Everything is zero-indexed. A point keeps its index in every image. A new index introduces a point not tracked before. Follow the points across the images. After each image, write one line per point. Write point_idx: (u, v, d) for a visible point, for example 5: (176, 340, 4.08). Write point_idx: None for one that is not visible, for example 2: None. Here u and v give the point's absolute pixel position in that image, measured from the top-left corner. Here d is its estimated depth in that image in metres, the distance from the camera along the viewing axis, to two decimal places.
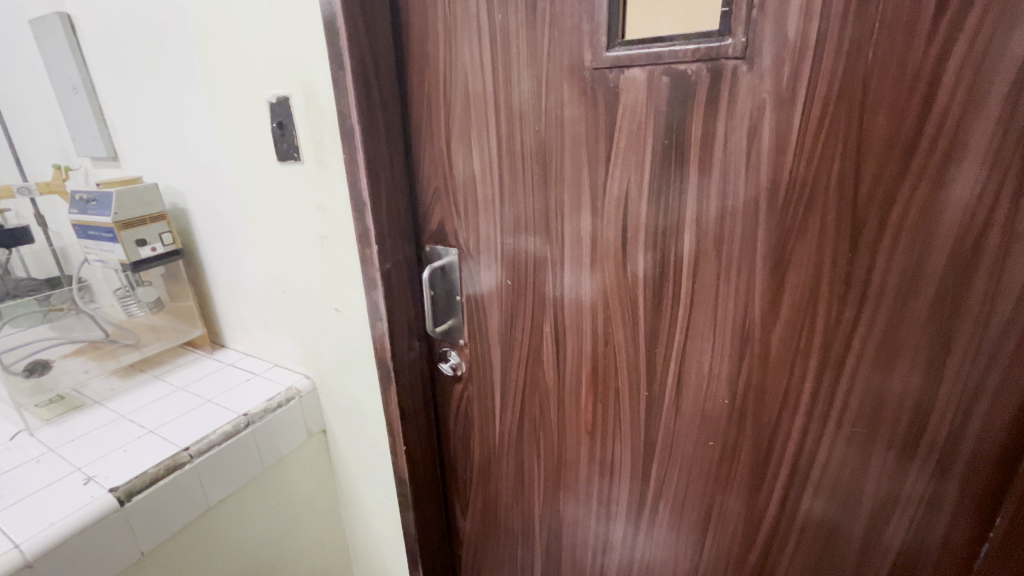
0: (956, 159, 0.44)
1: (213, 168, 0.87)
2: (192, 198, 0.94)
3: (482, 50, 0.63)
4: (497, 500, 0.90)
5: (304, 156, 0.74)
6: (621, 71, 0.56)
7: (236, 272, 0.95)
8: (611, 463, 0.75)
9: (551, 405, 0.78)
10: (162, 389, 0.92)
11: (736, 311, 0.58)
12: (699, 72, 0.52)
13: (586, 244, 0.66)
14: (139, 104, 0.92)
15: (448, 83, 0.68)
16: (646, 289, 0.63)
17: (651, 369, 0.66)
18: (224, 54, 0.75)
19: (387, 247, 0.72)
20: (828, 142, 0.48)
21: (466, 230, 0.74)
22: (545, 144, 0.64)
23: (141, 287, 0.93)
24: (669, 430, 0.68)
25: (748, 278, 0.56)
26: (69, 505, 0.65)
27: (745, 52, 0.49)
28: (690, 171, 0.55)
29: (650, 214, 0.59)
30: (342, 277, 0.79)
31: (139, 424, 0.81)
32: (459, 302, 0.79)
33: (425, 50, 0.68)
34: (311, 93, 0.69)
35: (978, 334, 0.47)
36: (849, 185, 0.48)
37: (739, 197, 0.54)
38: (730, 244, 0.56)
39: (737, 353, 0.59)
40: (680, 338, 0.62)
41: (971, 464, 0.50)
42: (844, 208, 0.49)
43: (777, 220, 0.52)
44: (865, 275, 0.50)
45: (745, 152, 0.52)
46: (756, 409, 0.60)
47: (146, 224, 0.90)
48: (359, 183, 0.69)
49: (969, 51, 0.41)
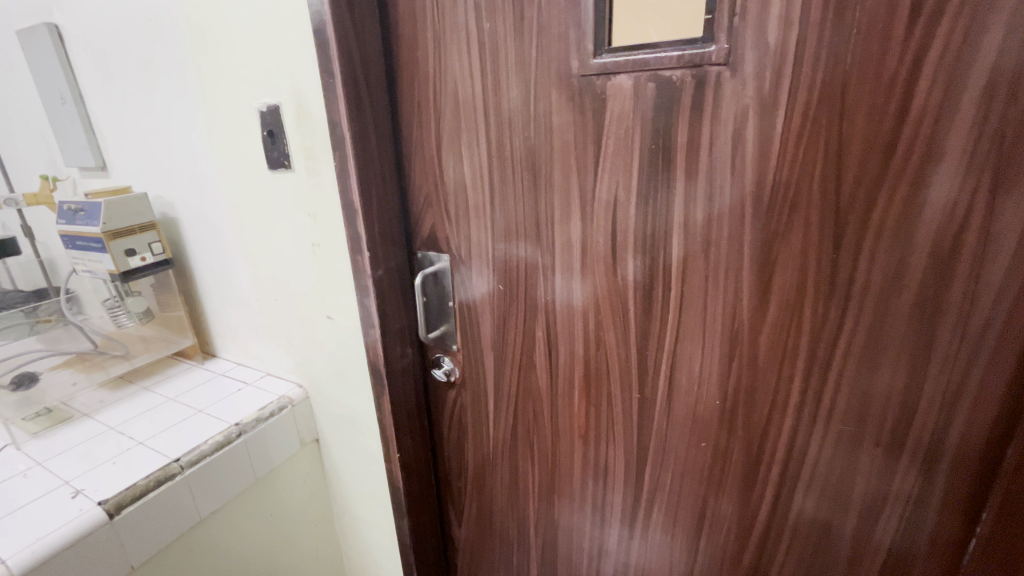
0: (935, 161, 0.45)
1: (203, 176, 0.87)
2: (182, 207, 0.93)
3: (471, 58, 0.64)
4: (491, 506, 0.89)
5: (295, 164, 0.74)
6: (608, 78, 0.57)
7: (227, 281, 0.94)
8: (605, 467, 0.75)
9: (544, 410, 0.78)
10: (152, 400, 0.90)
11: (725, 313, 0.58)
12: (684, 78, 0.53)
13: (576, 250, 0.66)
14: (128, 114, 0.92)
15: (437, 91, 0.68)
16: (635, 293, 0.64)
17: (643, 373, 0.67)
18: (214, 62, 0.75)
19: (379, 253, 0.73)
20: (811, 145, 0.49)
21: (457, 236, 0.75)
22: (534, 151, 0.65)
23: (131, 297, 0.93)
24: (661, 434, 0.68)
25: (736, 280, 0.57)
26: (56, 520, 0.64)
27: (728, 58, 0.50)
28: (677, 175, 0.56)
29: (639, 219, 0.60)
30: (333, 284, 0.79)
31: (129, 436, 0.81)
32: (451, 308, 0.80)
33: (415, 58, 0.68)
34: (301, 102, 0.69)
35: (960, 331, 0.48)
36: (831, 187, 0.49)
37: (725, 201, 0.54)
38: (717, 248, 0.57)
39: (726, 355, 0.60)
40: (671, 340, 0.63)
41: (957, 459, 0.51)
42: (827, 210, 0.50)
43: (763, 222, 0.53)
44: (850, 275, 0.51)
45: (731, 155, 0.53)
46: (746, 410, 0.61)
47: (135, 233, 0.89)
48: (350, 190, 0.69)
49: (944, 56, 0.42)
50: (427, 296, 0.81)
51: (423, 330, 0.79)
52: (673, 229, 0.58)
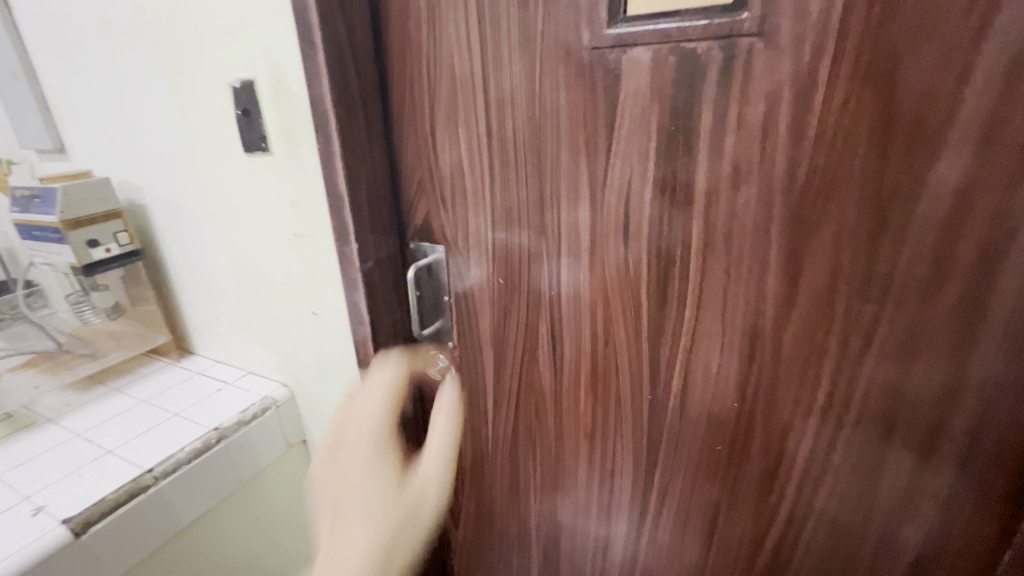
0: (992, 145, 0.40)
1: (173, 160, 0.79)
2: (150, 194, 0.85)
3: (469, 29, 0.58)
4: (491, 506, 0.86)
5: (273, 147, 0.67)
6: (623, 50, 0.51)
7: (202, 274, 0.86)
8: (611, 468, 0.71)
9: (548, 409, 0.74)
10: (123, 402, 0.83)
11: (747, 309, 0.54)
12: (710, 51, 0.47)
13: (584, 241, 0.61)
14: (88, 91, 0.84)
15: (431, 66, 0.62)
16: (649, 287, 0.59)
17: (655, 371, 0.62)
18: (182, 33, 0.67)
19: (369, 244, 0.67)
20: (852, 126, 0.44)
21: (454, 226, 0.69)
22: (539, 133, 0.59)
23: (95, 292, 0.87)
24: (673, 435, 0.64)
25: (761, 274, 0.52)
26: (15, 541, 0.58)
27: (761, 27, 0.45)
28: (699, 161, 0.51)
29: (654, 209, 0.55)
30: (319, 278, 0.72)
31: (98, 444, 0.74)
32: (447, 302, 0.74)
33: (406, 28, 0.62)
34: (278, 76, 0.62)
35: (1007, 331, 0.44)
36: (872, 173, 0.45)
37: (752, 188, 0.50)
38: (741, 239, 0.52)
39: (747, 354, 0.56)
40: (687, 336, 0.59)
41: (994, 462, 0.48)
42: (866, 198, 0.46)
43: (792, 210, 0.49)
44: (887, 269, 0.47)
45: (760, 137, 0.48)
46: (767, 411, 0.57)
47: (98, 222, 0.81)
48: (335, 175, 0.63)
49: (1011, 25, 0.37)
50: (421, 288, 0.75)
51: (416, 326, 0.73)
52: (690, 218, 0.54)
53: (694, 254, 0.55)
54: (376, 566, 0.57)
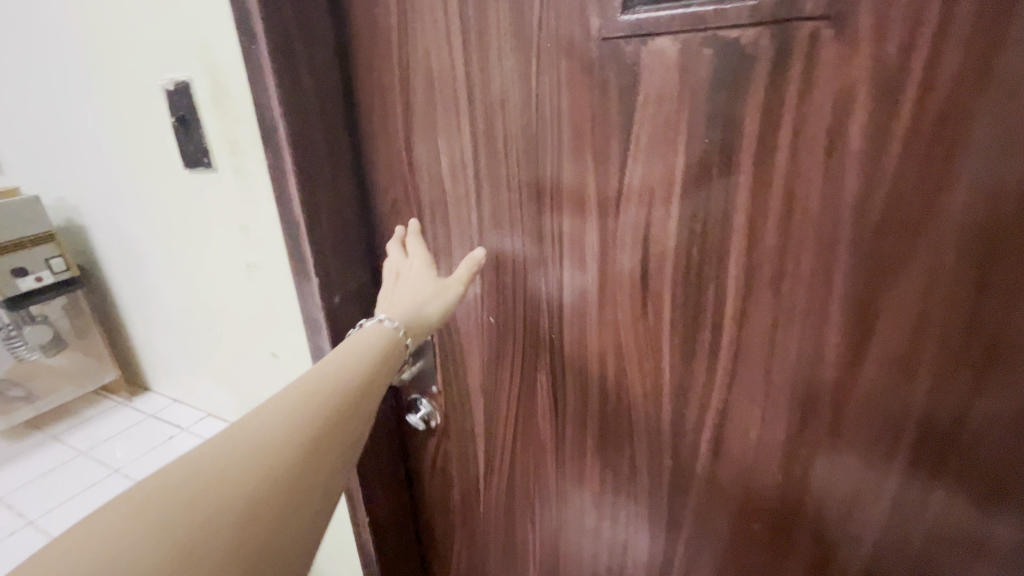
0: None
1: (110, 175, 0.67)
2: (91, 213, 0.74)
3: (449, 17, 0.47)
4: (484, 567, 0.75)
5: (216, 162, 0.55)
6: (642, 42, 0.40)
7: (153, 304, 0.75)
8: (623, 538, 0.61)
9: (548, 467, 0.63)
10: (61, 454, 0.74)
11: (800, 367, 0.43)
12: (760, 41, 0.36)
13: (592, 277, 0.51)
14: (13, 95, 0.72)
15: (405, 64, 0.51)
16: (672, 335, 0.48)
17: (678, 433, 0.52)
18: (107, 23, 0.56)
19: (334, 277, 0.56)
20: (954, 140, 0.33)
21: (437, 255, 0.59)
22: (537, 146, 0.48)
23: (31, 326, 0.76)
24: (699, 509, 0.53)
25: (818, 325, 0.41)
26: None
27: (832, 8, 0.33)
28: (741, 183, 0.40)
29: (681, 241, 0.44)
30: (278, 316, 0.61)
31: (20, 512, 0.65)
32: (430, 342, 0.64)
33: (373, 17, 0.50)
34: (217, 77, 0.51)
35: None
36: (983, 200, 0.33)
37: (811, 218, 0.39)
38: (793, 282, 0.41)
39: (797, 422, 0.45)
40: (720, 396, 0.48)
41: None
42: (971, 233, 0.34)
43: (866, 247, 0.38)
44: (999, 326, 0.35)
45: (824, 154, 0.37)
46: (819, 492, 0.46)
47: (25, 249, 0.72)
48: (289, 199, 0.51)
49: None
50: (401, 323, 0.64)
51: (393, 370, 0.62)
52: (728, 255, 0.43)
53: (732, 299, 0.44)
54: (325, 411, 0.38)
